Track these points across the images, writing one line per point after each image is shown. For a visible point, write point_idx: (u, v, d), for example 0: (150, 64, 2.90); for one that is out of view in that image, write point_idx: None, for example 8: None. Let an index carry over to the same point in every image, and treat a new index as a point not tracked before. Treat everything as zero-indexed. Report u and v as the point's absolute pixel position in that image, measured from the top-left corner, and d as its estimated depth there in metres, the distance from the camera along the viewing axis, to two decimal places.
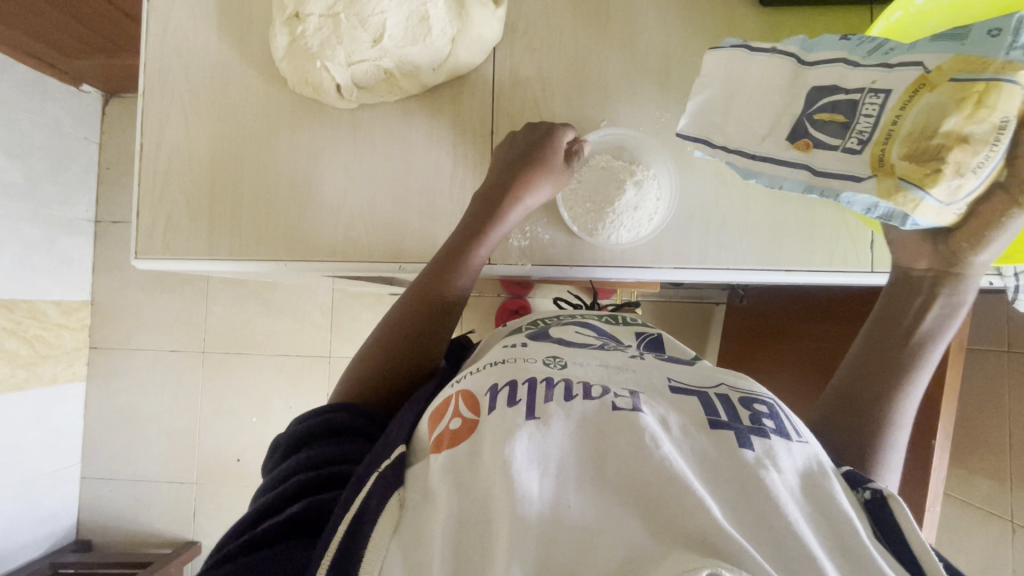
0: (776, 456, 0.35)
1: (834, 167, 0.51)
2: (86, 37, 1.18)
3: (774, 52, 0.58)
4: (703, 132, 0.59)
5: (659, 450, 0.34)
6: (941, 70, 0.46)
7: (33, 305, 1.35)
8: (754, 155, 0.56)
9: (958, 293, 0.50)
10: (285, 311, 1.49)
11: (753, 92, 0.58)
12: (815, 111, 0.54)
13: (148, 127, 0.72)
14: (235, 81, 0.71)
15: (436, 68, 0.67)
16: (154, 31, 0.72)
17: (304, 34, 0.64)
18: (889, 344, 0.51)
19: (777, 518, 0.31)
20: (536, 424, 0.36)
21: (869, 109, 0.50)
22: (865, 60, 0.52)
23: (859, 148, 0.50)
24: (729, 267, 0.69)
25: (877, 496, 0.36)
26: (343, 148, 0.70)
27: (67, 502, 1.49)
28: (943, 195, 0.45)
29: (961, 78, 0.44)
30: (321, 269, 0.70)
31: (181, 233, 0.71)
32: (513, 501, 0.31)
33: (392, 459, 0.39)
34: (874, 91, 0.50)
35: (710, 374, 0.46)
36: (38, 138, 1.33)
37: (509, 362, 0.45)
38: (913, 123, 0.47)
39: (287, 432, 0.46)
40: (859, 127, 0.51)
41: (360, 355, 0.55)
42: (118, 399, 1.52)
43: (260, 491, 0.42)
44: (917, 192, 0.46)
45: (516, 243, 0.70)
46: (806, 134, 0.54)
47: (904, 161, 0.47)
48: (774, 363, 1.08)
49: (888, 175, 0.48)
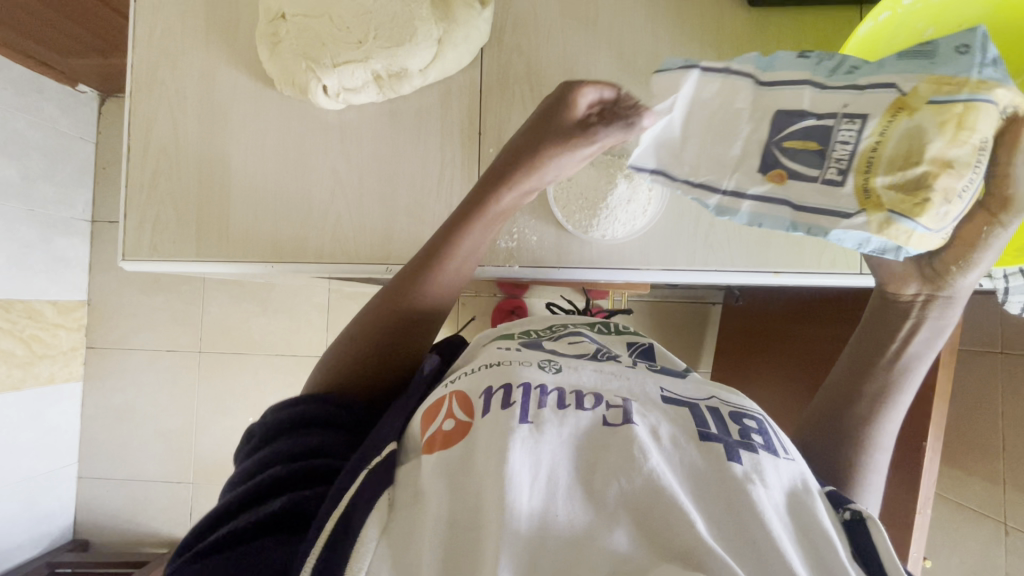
0: (764, 471, 0.35)
1: (813, 203, 0.44)
2: (80, 37, 1.18)
3: (727, 75, 0.48)
4: (665, 164, 0.50)
5: (648, 464, 0.34)
6: (915, 91, 0.41)
7: (29, 306, 1.35)
8: (725, 192, 0.48)
9: (947, 316, 0.47)
10: (281, 311, 1.49)
11: (716, 122, 0.48)
12: (785, 137, 0.46)
13: (137, 127, 0.72)
14: (225, 80, 0.71)
15: (424, 69, 0.65)
16: (142, 32, 0.72)
17: (288, 34, 0.64)
18: (872, 370, 0.49)
19: (760, 533, 0.31)
20: (530, 429, 0.36)
21: (844, 137, 0.43)
22: (832, 80, 0.45)
23: (841, 179, 0.43)
24: (717, 268, 0.68)
25: (857, 518, 0.36)
26: (332, 148, 0.70)
27: (64, 502, 1.49)
28: (932, 222, 0.40)
29: (939, 99, 0.39)
30: (309, 270, 0.70)
31: (172, 232, 0.71)
32: (504, 508, 0.31)
33: (382, 456, 0.39)
34: (847, 115, 0.43)
35: (702, 386, 0.46)
36: (35, 138, 1.33)
37: (501, 364, 0.44)
38: (894, 149, 0.41)
39: (266, 422, 0.45)
40: (837, 154, 0.44)
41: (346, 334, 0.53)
42: (115, 400, 1.52)
43: (234, 481, 0.42)
44: (908, 223, 0.41)
45: (503, 245, 0.70)
46: (776, 162, 0.46)
47: (890, 191, 0.41)
48: (769, 364, 1.08)
49: (876, 208, 0.42)
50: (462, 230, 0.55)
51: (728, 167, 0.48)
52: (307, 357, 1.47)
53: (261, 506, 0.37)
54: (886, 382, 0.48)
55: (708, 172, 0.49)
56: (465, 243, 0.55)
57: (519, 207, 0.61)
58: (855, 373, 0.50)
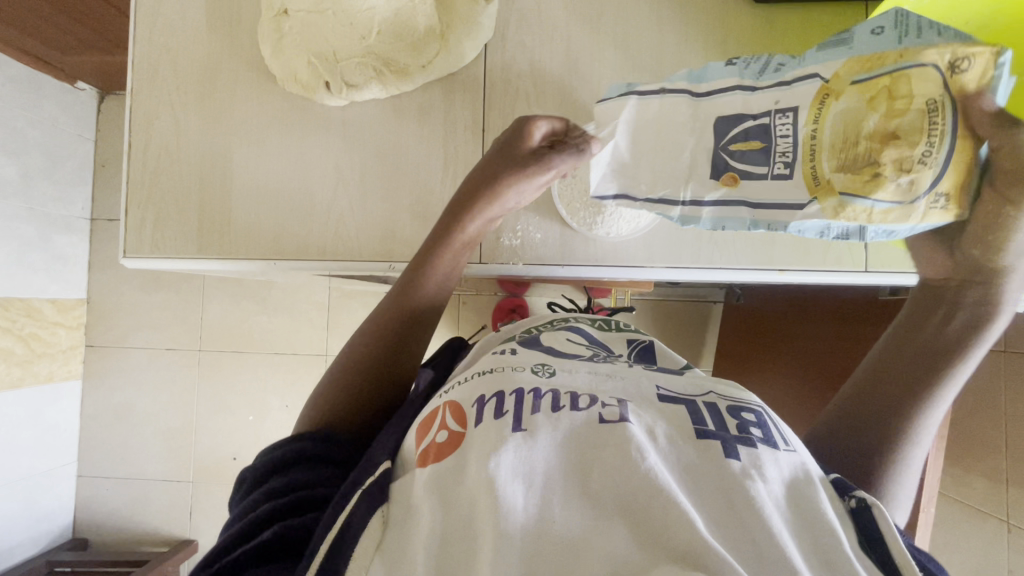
0: (763, 466, 0.35)
1: (769, 199, 0.44)
2: (80, 34, 1.17)
3: (662, 94, 0.50)
4: (626, 188, 0.52)
5: (645, 464, 0.34)
6: (839, 75, 0.39)
7: (28, 304, 1.35)
8: (685, 203, 0.49)
9: (996, 303, 0.43)
10: (282, 310, 1.49)
11: (661, 134, 0.50)
12: (729, 141, 0.45)
13: (138, 125, 0.71)
14: (227, 77, 0.71)
15: (427, 66, 0.65)
16: (142, 28, 0.71)
17: (291, 31, 0.63)
18: (905, 357, 0.45)
19: (761, 531, 0.31)
20: (522, 436, 0.36)
21: (783, 130, 0.42)
22: (762, 81, 0.45)
23: (790, 172, 0.42)
24: (722, 267, 0.68)
25: (862, 506, 0.35)
26: (335, 146, 0.70)
27: (63, 501, 1.49)
28: (897, 195, 0.37)
29: (863, 78, 0.38)
30: (312, 268, 0.70)
31: (173, 230, 0.71)
32: (498, 515, 0.31)
33: (375, 476, 0.39)
34: (779, 111, 0.43)
35: (699, 382, 0.46)
36: (34, 135, 1.32)
37: (495, 371, 0.45)
38: (831, 133, 0.39)
39: (258, 459, 0.45)
40: (780, 150, 0.43)
41: (327, 375, 0.53)
42: (115, 398, 1.51)
43: (230, 521, 0.41)
44: (863, 202, 0.38)
45: (507, 242, 0.69)
46: (727, 166, 0.46)
47: (839, 174, 0.39)
48: (772, 362, 1.08)
49: (829, 193, 0.39)
50: (434, 257, 0.58)
51: (682, 181, 0.49)
52: (307, 356, 1.47)
53: (256, 539, 0.37)
54: (928, 372, 0.44)
55: (663, 186, 0.50)
56: (438, 271, 0.59)
57: (482, 236, 0.65)
58: (892, 360, 0.46)
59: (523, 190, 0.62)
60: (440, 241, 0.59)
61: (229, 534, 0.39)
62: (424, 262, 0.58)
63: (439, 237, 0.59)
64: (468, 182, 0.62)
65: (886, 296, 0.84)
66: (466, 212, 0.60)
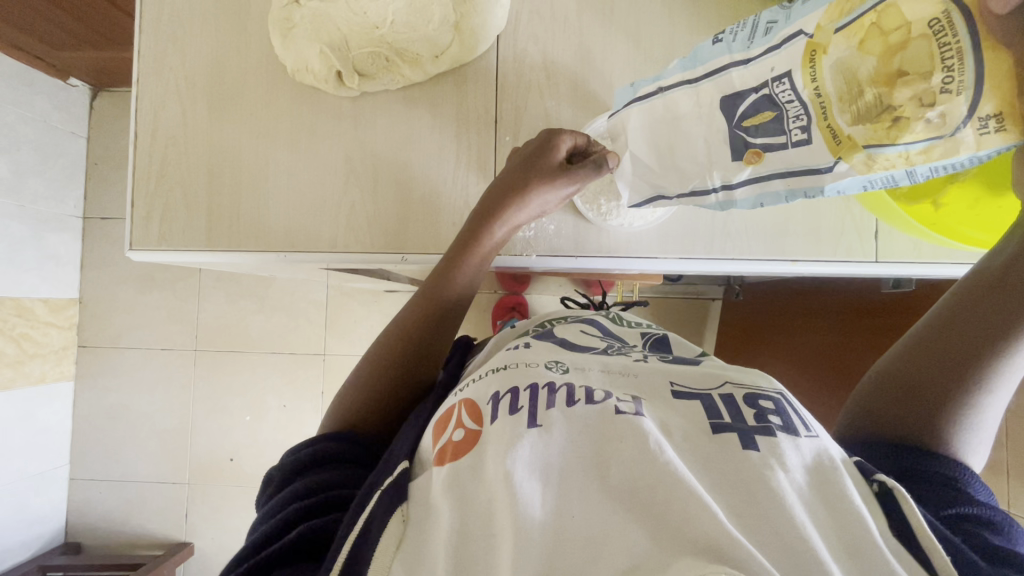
0: (782, 454, 0.35)
1: (798, 164, 0.43)
2: (74, 30, 1.15)
3: (662, 92, 0.51)
4: (658, 188, 0.55)
5: (663, 455, 0.34)
6: (822, 27, 0.39)
7: (19, 303, 1.32)
8: (716, 189, 0.50)
9: None
10: (279, 309, 1.47)
11: (670, 129, 0.51)
12: (741, 118, 0.45)
13: (143, 119, 0.70)
14: (235, 70, 0.70)
15: (438, 56, 0.66)
16: (149, 18, 0.70)
17: (301, 22, 0.64)
18: (974, 307, 0.42)
19: (783, 522, 0.31)
20: (538, 431, 0.36)
21: (784, 96, 0.42)
22: (752, 50, 0.44)
23: (807, 137, 0.41)
24: (734, 257, 0.68)
25: (885, 489, 0.36)
26: (345, 137, 0.69)
27: (56, 504, 1.46)
28: (930, 130, 0.36)
29: (844, 24, 0.38)
30: (322, 259, 0.69)
31: (180, 223, 0.70)
32: (516, 512, 0.31)
33: (393, 476, 0.39)
34: (775, 78, 0.42)
35: (715, 373, 0.46)
36: (27, 132, 1.29)
37: (509, 367, 0.45)
38: (833, 86, 0.39)
39: (283, 463, 0.44)
40: (790, 115, 0.42)
41: (356, 373, 0.52)
42: (109, 399, 1.49)
43: (256, 521, 0.41)
44: (894, 149, 0.38)
45: (521, 234, 0.69)
46: (746, 144, 0.46)
47: (857, 127, 0.39)
48: (775, 357, 1.09)
49: (853, 150, 0.40)
50: (456, 268, 0.57)
51: (704, 170, 0.49)
52: (306, 355, 1.46)
53: (279, 540, 0.37)
54: (1002, 321, 0.41)
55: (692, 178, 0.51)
56: (458, 282, 0.57)
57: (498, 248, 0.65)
58: (963, 309, 0.42)
59: (544, 201, 0.61)
60: (462, 250, 0.58)
61: (257, 534, 0.38)
62: (444, 273, 0.57)
63: (467, 241, 0.58)
64: (495, 186, 0.61)
65: (889, 287, 0.85)
66: (494, 216, 0.59)
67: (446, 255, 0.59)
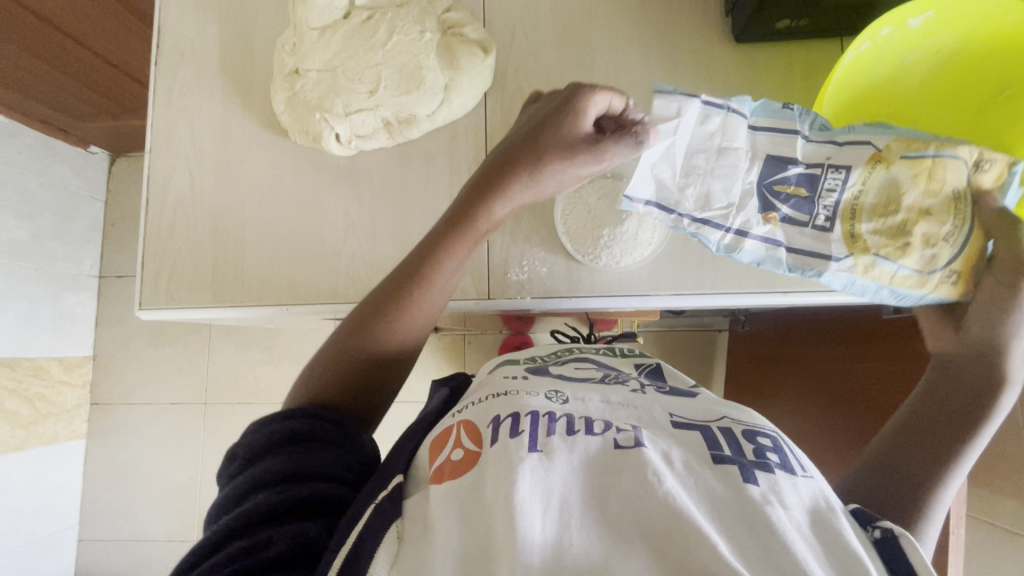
0: (781, 491, 0.35)
1: (805, 245, 0.50)
2: (93, 101, 1.23)
3: (727, 112, 0.51)
4: (664, 200, 0.52)
5: (663, 486, 0.33)
6: (891, 147, 0.48)
7: (35, 363, 1.34)
8: (730, 230, 0.52)
9: (999, 387, 0.43)
10: (287, 357, 1.49)
11: (713, 159, 0.52)
12: (774, 181, 0.51)
13: (155, 185, 0.74)
14: (240, 135, 0.74)
15: (432, 114, 0.69)
16: (162, 94, 0.76)
17: (303, 88, 0.68)
18: (925, 427, 0.43)
19: (785, 557, 0.30)
20: (539, 457, 0.36)
21: (831, 183, 0.49)
22: (814, 136, 0.52)
23: (829, 225, 0.49)
24: (725, 291, 0.69)
25: (887, 536, 0.35)
26: (344, 190, 0.73)
27: (63, 566, 1.44)
28: (919, 263, 0.46)
29: (910, 155, 0.47)
30: (324, 310, 0.71)
31: (188, 280, 0.73)
32: (515, 535, 0.31)
33: (388, 489, 0.39)
34: (832, 166, 0.49)
35: (711, 407, 0.46)
36: (47, 199, 1.36)
37: (507, 394, 0.45)
38: (875, 197, 0.48)
39: (252, 442, 0.42)
40: (824, 202, 0.50)
41: (337, 336, 0.50)
42: (119, 456, 1.49)
43: (224, 503, 0.39)
44: (890, 265, 0.47)
45: (515, 277, 0.71)
46: (770, 206, 0.51)
47: (874, 236, 0.47)
48: (783, 390, 1.08)
49: (863, 251, 0.48)
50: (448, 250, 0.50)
51: (732, 207, 0.52)
52: None
53: (255, 535, 0.35)
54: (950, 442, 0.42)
55: (715, 205, 0.52)
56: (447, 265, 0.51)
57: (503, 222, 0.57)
58: (925, 415, 0.43)
59: (560, 179, 0.51)
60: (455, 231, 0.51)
61: (230, 521, 0.37)
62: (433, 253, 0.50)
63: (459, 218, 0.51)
64: (504, 154, 0.50)
65: (890, 312, 0.84)
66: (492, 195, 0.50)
67: (439, 227, 0.53)
